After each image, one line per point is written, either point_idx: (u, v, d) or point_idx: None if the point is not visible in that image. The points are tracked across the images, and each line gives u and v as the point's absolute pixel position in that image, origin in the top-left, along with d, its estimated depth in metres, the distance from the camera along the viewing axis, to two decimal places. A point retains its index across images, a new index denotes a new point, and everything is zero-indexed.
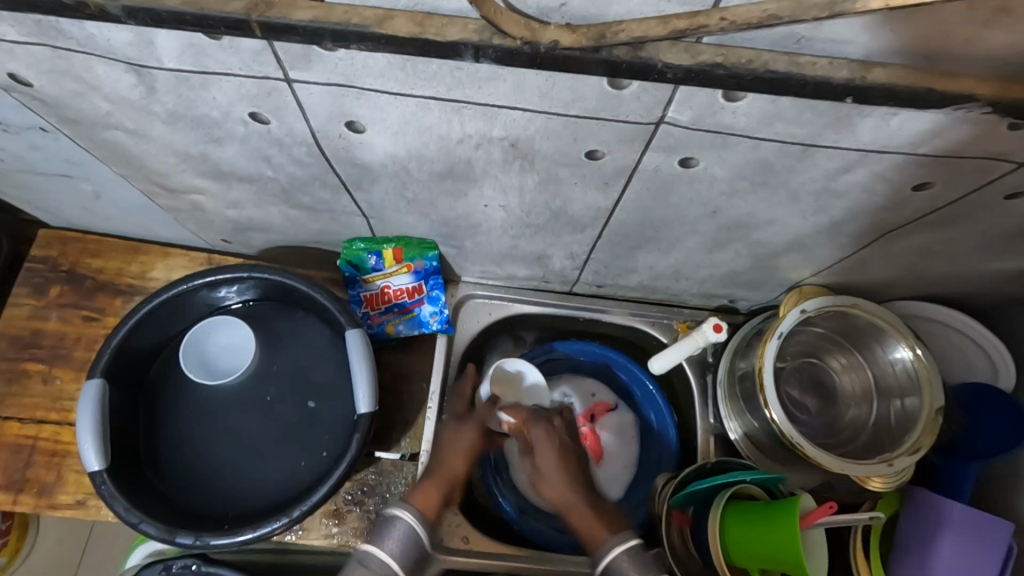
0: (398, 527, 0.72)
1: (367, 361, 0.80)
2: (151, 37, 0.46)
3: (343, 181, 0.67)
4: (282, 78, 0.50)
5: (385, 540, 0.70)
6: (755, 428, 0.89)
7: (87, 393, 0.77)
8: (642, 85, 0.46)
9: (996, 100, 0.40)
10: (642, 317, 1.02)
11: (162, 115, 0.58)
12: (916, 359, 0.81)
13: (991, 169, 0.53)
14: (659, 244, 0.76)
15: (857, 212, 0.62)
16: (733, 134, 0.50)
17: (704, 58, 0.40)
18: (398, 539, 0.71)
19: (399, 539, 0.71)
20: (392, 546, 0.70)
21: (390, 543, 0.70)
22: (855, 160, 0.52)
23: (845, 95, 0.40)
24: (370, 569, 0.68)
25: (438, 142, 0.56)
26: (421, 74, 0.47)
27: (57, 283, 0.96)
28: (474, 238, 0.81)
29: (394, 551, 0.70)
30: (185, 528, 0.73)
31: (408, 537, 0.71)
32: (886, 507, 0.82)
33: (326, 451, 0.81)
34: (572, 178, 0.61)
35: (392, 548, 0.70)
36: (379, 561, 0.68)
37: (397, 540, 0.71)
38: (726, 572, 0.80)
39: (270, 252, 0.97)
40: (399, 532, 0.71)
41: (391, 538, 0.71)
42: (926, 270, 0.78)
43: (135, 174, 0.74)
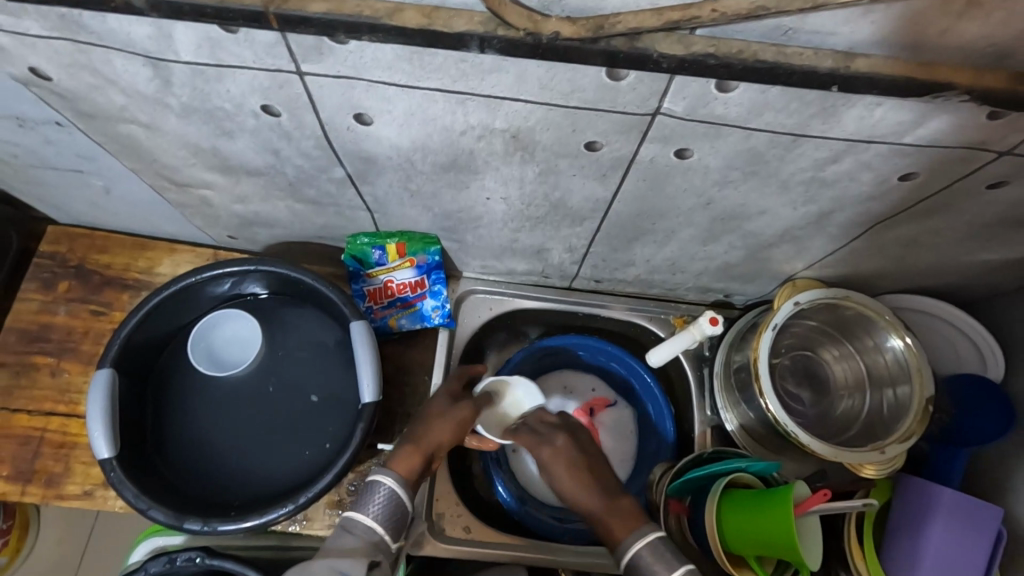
0: (378, 491, 0.67)
1: (371, 352, 0.81)
2: (170, 30, 0.48)
3: (350, 174, 0.70)
4: (294, 71, 0.52)
5: (366, 504, 0.66)
6: (751, 419, 0.91)
7: (97, 382, 0.78)
8: (638, 76, 0.48)
9: (973, 89, 0.43)
10: (639, 312, 1.04)
11: (176, 108, 0.60)
12: (907, 350, 0.84)
13: (973, 159, 0.55)
14: (656, 236, 0.79)
15: (845, 202, 0.64)
16: (725, 124, 0.53)
17: (696, 48, 0.42)
18: (380, 504, 0.66)
19: (381, 504, 0.66)
20: (373, 510, 0.66)
21: (372, 507, 0.66)
22: (842, 150, 0.55)
23: (830, 84, 0.43)
24: (355, 537, 0.64)
25: (443, 133, 0.59)
26: (428, 66, 0.49)
27: (66, 278, 0.98)
28: (476, 230, 0.84)
29: (377, 515, 0.66)
30: (192, 515, 0.74)
31: (391, 501, 0.67)
32: (879, 494, 0.84)
33: (330, 442, 0.83)
34: (571, 169, 0.63)
35: (375, 512, 0.66)
36: (363, 527, 0.65)
37: (379, 505, 0.66)
38: (722, 559, 0.81)
39: (275, 247, 0.99)
40: (380, 499, 0.66)
41: (374, 502, 0.66)
42: (914, 262, 0.80)
43: (146, 168, 0.76)
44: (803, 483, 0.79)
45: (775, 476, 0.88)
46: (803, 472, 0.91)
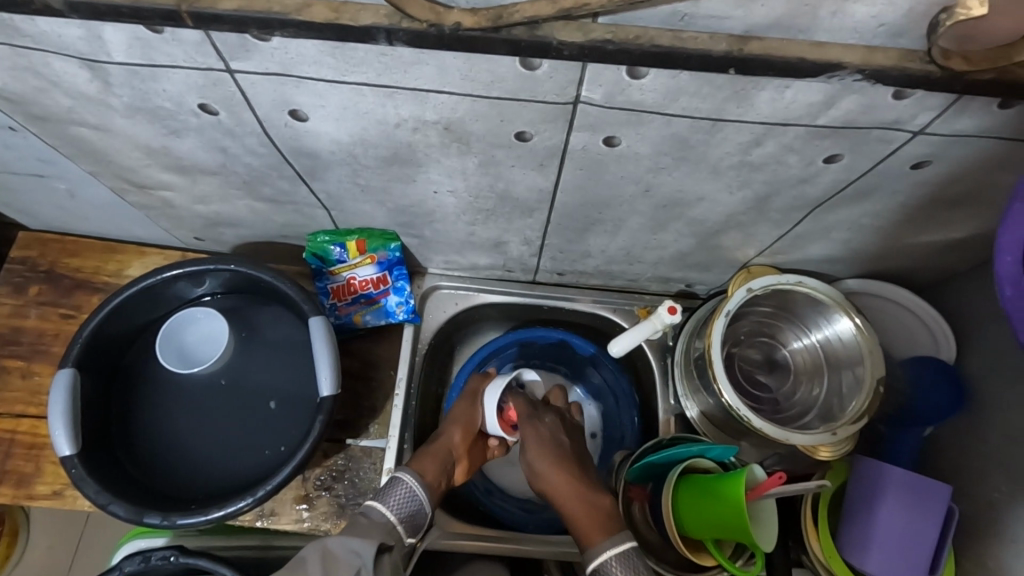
0: (401, 488, 0.74)
1: (329, 345, 0.82)
2: (99, 31, 0.50)
3: (299, 171, 0.71)
4: (224, 69, 0.53)
5: (387, 498, 0.73)
6: (710, 405, 0.92)
7: (58, 382, 0.79)
8: (551, 64, 0.49)
9: (863, 68, 0.44)
10: (604, 305, 1.05)
11: (120, 108, 0.62)
12: (858, 332, 0.85)
13: (890, 139, 0.56)
14: (606, 226, 0.80)
15: (778, 186, 0.66)
16: (645, 110, 0.54)
17: (595, 35, 0.43)
18: (401, 500, 0.73)
19: (401, 500, 0.74)
20: (392, 502, 0.73)
21: (392, 500, 0.73)
22: (762, 133, 0.56)
23: (726, 67, 0.44)
24: (371, 520, 0.71)
25: (378, 127, 0.60)
26: (352, 60, 0.51)
27: (37, 283, 1.00)
28: (432, 225, 0.85)
29: (394, 507, 0.73)
30: (152, 510, 0.75)
31: (410, 498, 0.74)
32: (834, 477, 0.86)
33: (286, 445, 0.84)
34: (509, 160, 0.64)
35: (394, 505, 0.73)
36: (379, 514, 0.72)
37: (399, 501, 0.73)
38: (680, 544, 0.82)
39: (241, 248, 1.00)
40: (400, 494, 0.74)
41: (393, 497, 0.74)
42: (861, 246, 0.82)
43: (104, 170, 0.78)
44: (757, 469, 0.80)
45: (733, 461, 0.89)
46: (762, 457, 0.92)
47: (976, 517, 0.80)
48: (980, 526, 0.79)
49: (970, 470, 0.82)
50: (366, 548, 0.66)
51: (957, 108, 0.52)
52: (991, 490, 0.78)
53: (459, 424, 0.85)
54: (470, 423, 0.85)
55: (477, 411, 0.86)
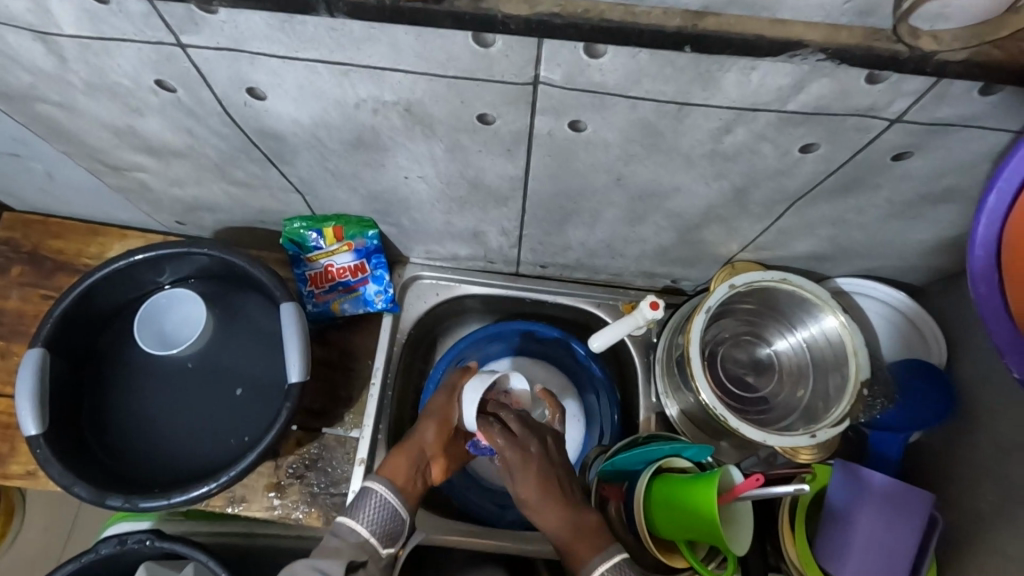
0: (372, 499, 0.75)
1: (300, 332, 0.81)
2: (45, 2, 0.49)
3: (266, 154, 0.70)
4: (176, 43, 0.52)
5: (356, 512, 0.74)
6: (691, 404, 0.90)
7: (28, 362, 0.79)
8: (506, 42, 0.47)
9: (826, 46, 0.41)
10: (588, 299, 1.03)
11: (80, 86, 0.61)
12: (844, 333, 0.82)
13: (867, 128, 0.54)
14: (582, 217, 0.77)
15: (755, 177, 0.63)
16: (607, 93, 0.52)
17: (543, 8, 0.41)
18: (373, 513, 0.74)
19: (372, 511, 0.74)
20: (364, 517, 0.73)
21: (362, 514, 0.73)
22: (732, 120, 0.54)
23: (683, 44, 0.42)
24: (340, 539, 0.71)
25: (337, 107, 0.58)
26: (301, 35, 0.49)
27: (19, 264, 1.00)
28: (407, 213, 0.83)
29: (365, 521, 0.73)
30: (116, 492, 0.75)
31: (383, 509, 0.74)
32: (816, 481, 0.81)
33: (250, 436, 0.83)
34: (475, 145, 0.63)
35: (365, 519, 0.73)
36: (349, 529, 0.72)
37: (370, 512, 0.73)
38: (651, 545, 0.80)
39: (222, 234, 1.00)
40: (371, 505, 0.74)
41: (366, 509, 0.74)
42: (847, 243, 0.79)
43: (76, 150, 0.77)
44: (732, 471, 0.77)
45: (711, 461, 0.86)
46: (743, 458, 0.89)
47: (961, 527, 0.77)
48: (965, 537, 0.76)
49: (957, 478, 0.79)
50: (334, 567, 0.66)
51: (936, 94, 0.49)
52: (978, 500, 0.75)
53: (433, 421, 0.82)
54: (445, 419, 0.82)
55: (456, 407, 0.82)
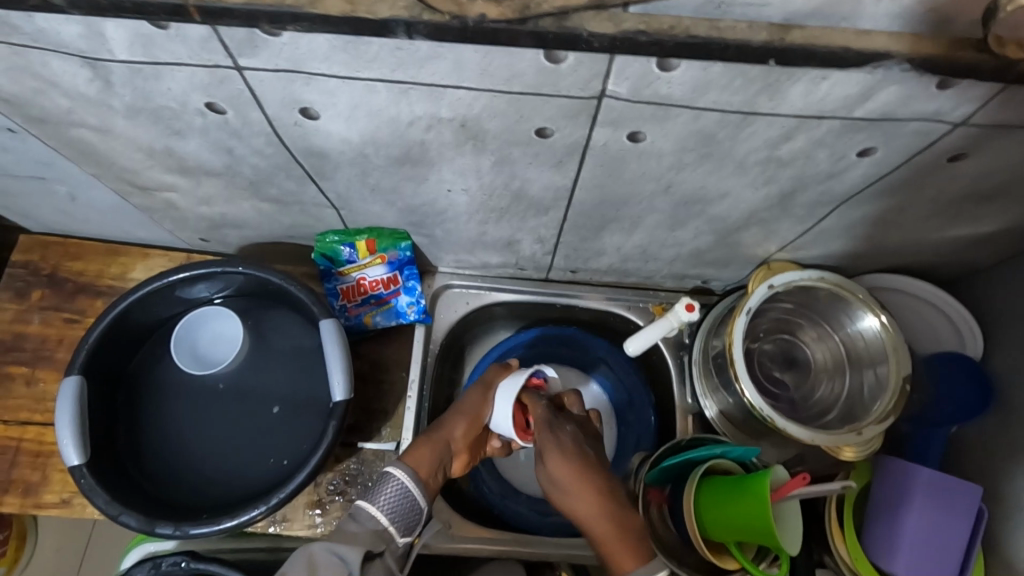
0: (391, 483, 0.71)
1: (341, 349, 0.80)
2: (99, 28, 0.48)
3: (307, 172, 0.68)
4: (231, 66, 0.51)
5: (377, 496, 0.70)
6: (730, 404, 0.90)
7: (64, 391, 0.77)
8: (577, 57, 0.47)
9: (911, 56, 0.42)
10: (618, 302, 1.02)
11: (123, 109, 0.59)
12: (883, 330, 0.83)
13: (928, 132, 0.54)
14: (623, 224, 0.77)
15: (806, 181, 0.63)
16: (673, 105, 0.51)
17: (627, 25, 0.42)
18: (391, 498, 0.70)
19: (392, 496, 0.70)
20: (383, 501, 0.69)
21: (381, 498, 0.70)
22: (795, 127, 0.54)
23: (766, 58, 0.42)
24: (358, 524, 0.68)
25: (391, 125, 0.57)
26: (365, 55, 0.48)
27: (39, 287, 0.97)
28: (443, 225, 0.82)
29: (384, 507, 0.69)
30: (164, 520, 0.74)
31: (402, 496, 0.70)
32: (858, 477, 0.84)
33: (289, 458, 0.82)
34: (527, 157, 0.62)
35: (384, 505, 0.69)
36: (368, 515, 0.68)
37: (388, 496, 0.70)
38: (702, 546, 0.80)
39: (246, 250, 0.98)
40: (391, 490, 0.70)
41: (385, 493, 0.70)
42: (887, 241, 0.79)
43: (105, 172, 0.75)
44: (780, 469, 0.78)
45: (754, 462, 0.87)
46: (783, 457, 0.90)
47: (1003, 517, 0.78)
48: (1010, 525, 0.77)
49: (996, 469, 0.80)
50: (351, 553, 0.63)
51: (1002, 98, 0.49)
52: (1020, 490, 0.76)
53: (466, 416, 0.80)
54: (478, 413, 0.80)
55: (489, 405, 0.81)
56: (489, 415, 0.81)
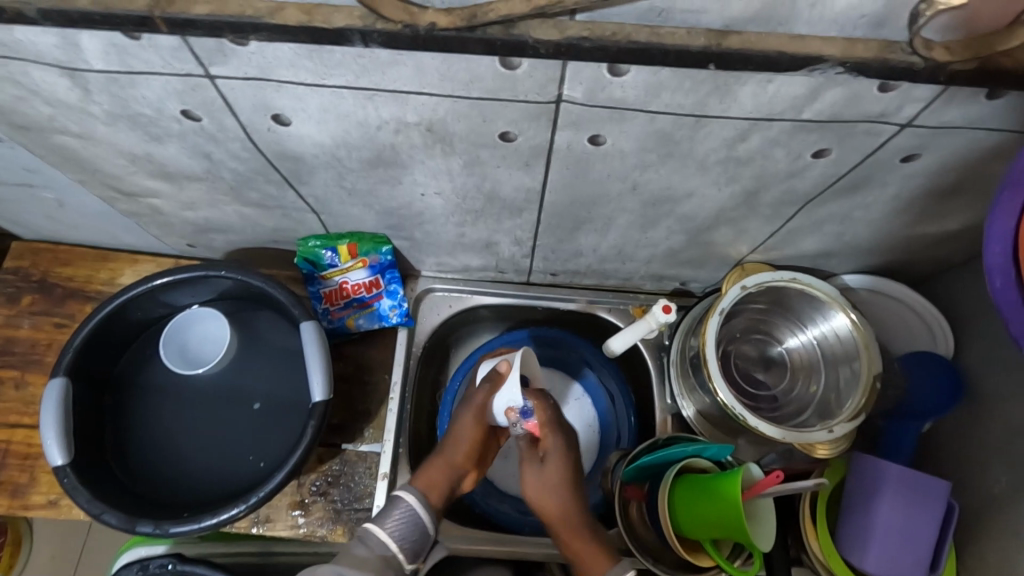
0: (400, 510, 0.72)
1: (321, 351, 0.82)
2: (75, 38, 0.50)
3: (285, 176, 0.70)
4: (202, 74, 0.53)
5: (385, 521, 0.71)
6: (706, 404, 0.90)
7: (50, 391, 0.79)
8: (531, 63, 0.49)
9: (844, 60, 0.44)
10: (599, 304, 1.04)
11: (103, 116, 0.62)
12: (854, 328, 0.84)
13: (877, 132, 0.56)
14: (596, 225, 0.79)
15: (766, 181, 0.65)
16: (627, 108, 0.54)
17: (572, 32, 0.44)
18: (400, 523, 0.71)
19: (399, 523, 0.71)
20: (392, 529, 0.70)
21: (390, 524, 0.70)
22: (747, 128, 0.55)
23: (706, 61, 0.45)
24: (368, 548, 0.68)
25: (360, 129, 0.59)
26: (328, 63, 0.50)
27: (29, 292, 0.99)
28: (422, 228, 0.84)
29: (393, 533, 0.70)
30: (145, 518, 0.75)
31: (411, 520, 0.71)
32: (832, 474, 0.87)
33: (267, 460, 0.83)
34: (494, 160, 0.64)
35: (393, 531, 0.70)
36: (377, 540, 0.69)
37: (397, 523, 0.71)
38: (676, 543, 0.81)
39: (233, 254, 1.00)
40: (400, 515, 0.71)
41: (393, 520, 0.71)
42: (855, 241, 0.81)
43: (91, 179, 0.77)
44: (753, 468, 0.79)
45: (730, 460, 0.88)
46: (760, 455, 0.91)
47: (976, 510, 0.79)
48: (980, 520, 0.78)
49: (968, 464, 0.81)
50: None
51: (943, 99, 0.51)
52: (991, 484, 0.77)
53: (470, 434, 0.79)
54: (480, 432, 0.79)
55: (489, 420, 0.79)
56: (490, 428, 0.79)
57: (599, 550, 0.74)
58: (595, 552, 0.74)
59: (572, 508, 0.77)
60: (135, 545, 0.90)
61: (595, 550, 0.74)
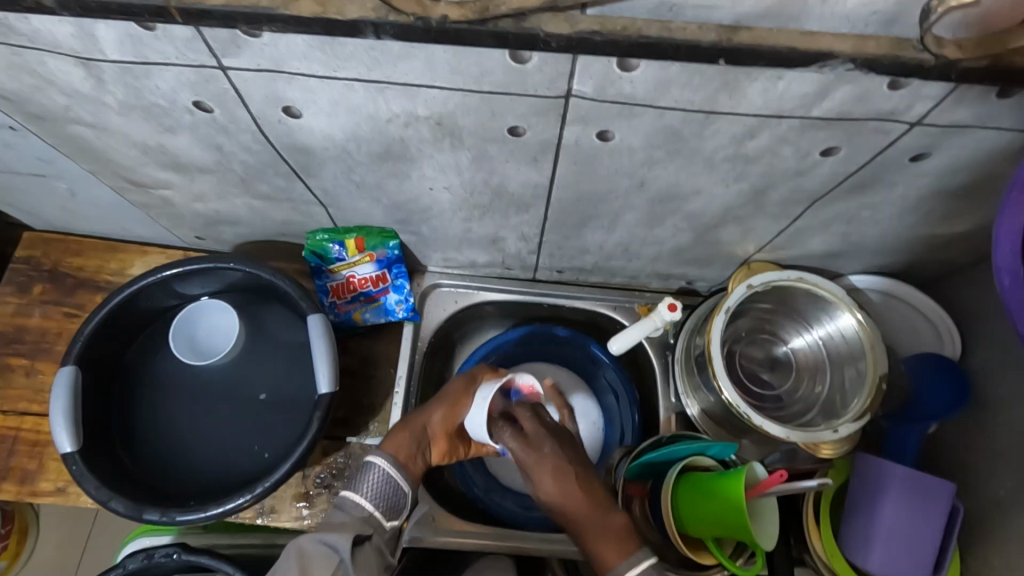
0: (375, 473, 0.73)
1: (328, 343, 0.82)
2: (91, 28, 0.51)
3: (294, 168, 0.71)
4: (216, 65, 0.54)
5: (360, 485, 0.72)
6: (711, 403, 0.90)
7: (60, 379, 0.80)
8: (541, 57, 0.49)
9: (854, 56, 0.45)
10: (605, 301, 1.04)
11: (117, 106, 0.62)
12: (861, 329, 0.84)
13: (887, 131, 0.56)
14: (602, 222, 0.79)
15: (773, 179, 0.65)
16: (636, 103, 0.54)
17: (582, 26, 0.44)
18: (374, 486, 0.72)
19: (375, 486, 0.72)
20: (366, 490, 0.72)
21: (365, 487, 0.72)
22: (756, 125, 0.55)
23: (717, 57, 0.45)
24: (346, 512, 0.70)
25: (370, 122, 0.60)
26: (341, 55, 0.51)
27: (41, 282, 1.00)
28: (429, 222, 0.84)
29: (369, 495, 0.71)
30: (152, 506, 0.76)
31: (385, 482, 0.72)
32: (836, 475, 0.87)
33: (273, 451, 0.84)
34: (502, 155, 0.64)
35: (367, 492, 0.71)
36: (353, 503, 0.70)
37: (372, 486, 0.72)
38: (679, 541, 0.81)
39: (241, 247, 1.00)
40: (374, 478, 0.72)
41: (367, 483, 0.72)
42: (863, 241, 0.81)
43: (103, 169, 0.78)
44: (756, 466, 0.79)
45: (733, 459, 0.88)
46: (764, 454, 0.91)
47: (980, 514, 0.79)
48: (985, 523, 0.78)
49: (973, 467, 0.81)
50: (342, 540, 0.65)
51: (954, 98, 0.51)
52: (996, 488, 0.77)
53: (448, 402, 0.80)
54: (455, 404, 0.80)
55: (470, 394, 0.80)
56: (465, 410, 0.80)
57: (615, 534, 0.68)
58: (607, 542, 0.67)
59: (577, 497, 0.70)
60: (141, 535, 0.93)
61: (607, 536, 0.68)
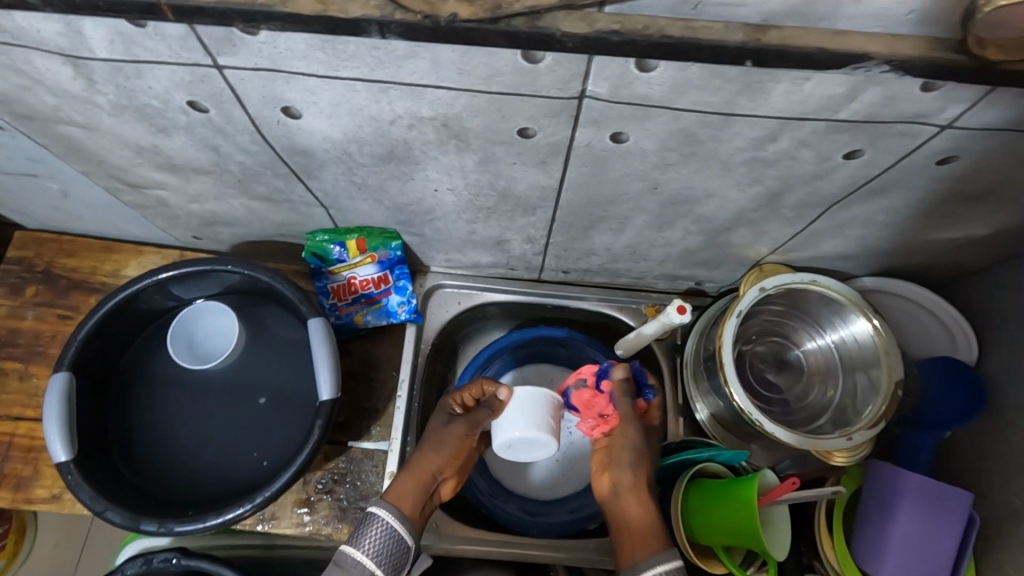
0: (376, 527, 0.69)
1: (329, 348, 0.80)
2: (78, 26, 0.48)
3: (294, 170, 0.68)
4: (210, 64, 0.51)
5: (361, 540, 0.68)
6: (720, 408, 0.88)
7: (53, 386, 0.77)
8: (554, 57, 0.47)
9: (889, 57, 0.42)
10: (611, 302, 1.02)
11: (107, 107, 0.60)
12: (876, 334, 0.82)
13: (914, 134, 0.53)
14: (611, 224, 0.77)
15: (792, 183, 0.63)
16: (653, 105, 0.51)
17: (600, 25, 0.42)
18: (377, 540, 0.68)
19: (377, 541, 0.68)
20: (368, 546, 0.67)
21: (366, 542, 0.68)
22: (778, 128, 0.53)
23: (742, 58, 0.43)
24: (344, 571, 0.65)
25: (373, 124, 0.57)
26: (342, 55, 0.48)
27: (34, 283, 0.97)
28: (432, 224, 0.82)
29: (371, 551, 0.67)
30: (149, 516, 0.74)
31: (388, 538, 0.68)
32: (849, 483, 0.84)
33: (273, 458, 0.82)
34: (510, 157, 0.61)
35: (370, 549, 0.67)
36: (353, 561, 0.66)
37: (376, 540, 0.68)
38: (689, 551, 0.80)
39: (239, 247, 0.98)
40: (376, 533, 0.68)
41: (369, 539, 0.68)
42: (879, 244, 0.78)
43: (95, 170, 0.75)
44: (768, 473, 0.78)
45: (743, 465, 0.86)
46: (774, 460, 0.89)
47: (995, 523, 0.77)
48: (1000, 532, 0.76)
49: (988, 474, 0.80)
50: None
51: (987, 101, 0.49)
52: (1012, 497, 0.75)
53: (445, 442, 0.79)
54: (457, 440, 0.79)
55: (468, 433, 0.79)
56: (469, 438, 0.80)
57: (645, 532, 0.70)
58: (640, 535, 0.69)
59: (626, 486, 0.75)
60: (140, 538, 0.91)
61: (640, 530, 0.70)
